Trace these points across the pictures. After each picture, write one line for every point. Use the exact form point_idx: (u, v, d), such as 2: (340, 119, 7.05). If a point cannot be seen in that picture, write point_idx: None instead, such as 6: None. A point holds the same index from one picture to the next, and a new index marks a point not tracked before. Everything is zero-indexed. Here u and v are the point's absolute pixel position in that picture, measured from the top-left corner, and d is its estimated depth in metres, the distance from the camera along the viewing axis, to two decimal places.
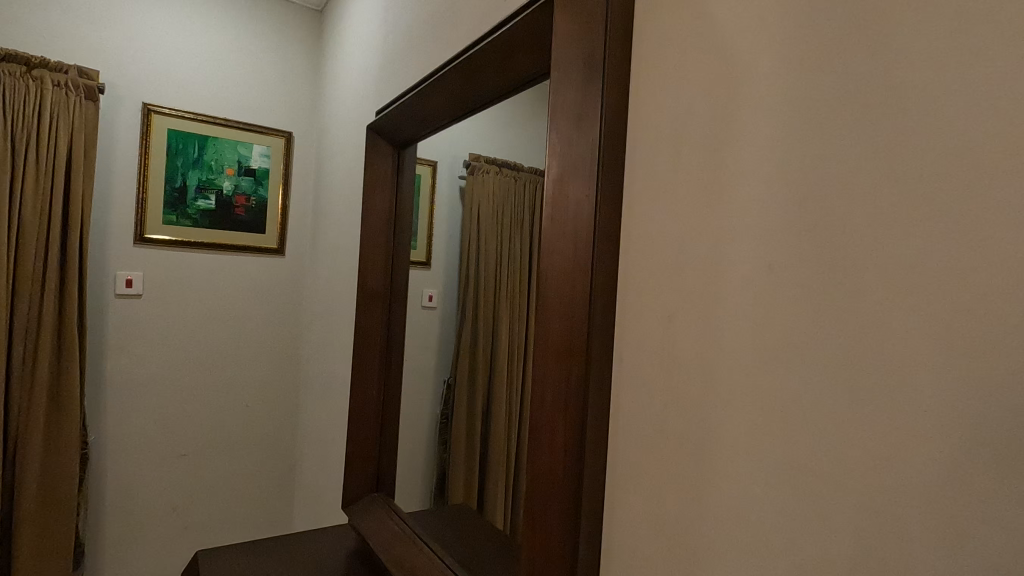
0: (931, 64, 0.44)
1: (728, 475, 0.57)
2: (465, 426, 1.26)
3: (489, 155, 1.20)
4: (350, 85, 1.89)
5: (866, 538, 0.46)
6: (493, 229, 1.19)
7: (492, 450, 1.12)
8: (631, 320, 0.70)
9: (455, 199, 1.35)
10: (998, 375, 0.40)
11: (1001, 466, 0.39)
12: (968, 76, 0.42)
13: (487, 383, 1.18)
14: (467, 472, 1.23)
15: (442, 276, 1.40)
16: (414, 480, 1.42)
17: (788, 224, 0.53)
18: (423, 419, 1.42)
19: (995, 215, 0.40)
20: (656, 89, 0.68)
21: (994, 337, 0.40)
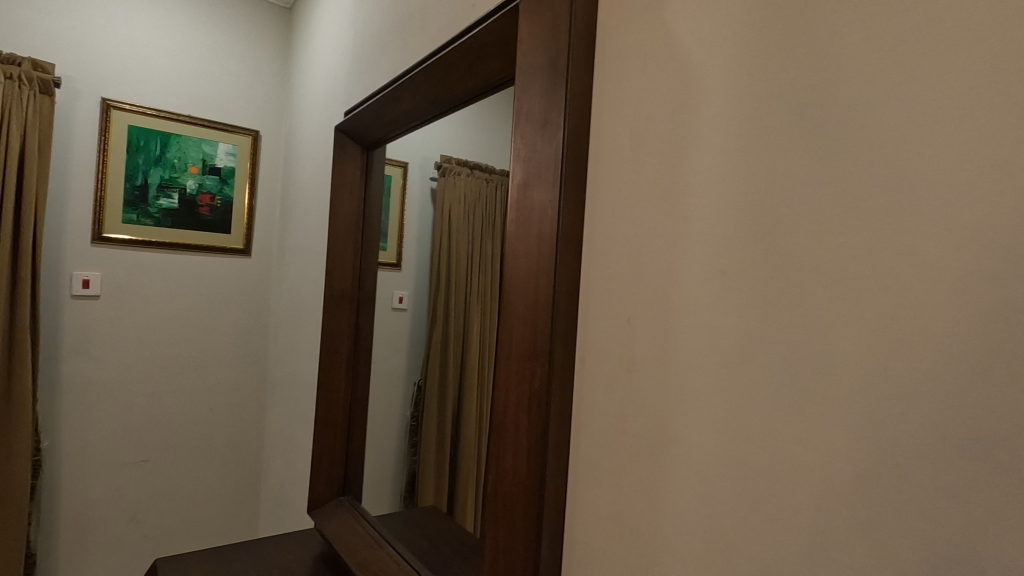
0: (876, 78, 0.47)
1: (682, 475, 0.59)
2: (435, 429, 1.26)
3: (460, 158, 1.20)
4: (319, 84, 1.87)
5: (809, 533, 0.49)
6: (464, 232, 1.20)
7: (462, 452, 1.13)
8: (592, 323, 0.71)
9: (427, 201, 1.35)
10: (936, 375, 0.42)
11: (930, 462, 0.42)
12: (909, 90, 0.44)
13: (456, 386, 1.19)
14: (437, 475, 1.23)
15: (413, 278, 1.41)
16: (383, 484, 1.41)
17: (742, 230, 0.55)
18: (393, 421, 1.42)
19: (923, 227, 0.43)
20: (617, 95, 0.70)
21: (932, 339, 0.42)
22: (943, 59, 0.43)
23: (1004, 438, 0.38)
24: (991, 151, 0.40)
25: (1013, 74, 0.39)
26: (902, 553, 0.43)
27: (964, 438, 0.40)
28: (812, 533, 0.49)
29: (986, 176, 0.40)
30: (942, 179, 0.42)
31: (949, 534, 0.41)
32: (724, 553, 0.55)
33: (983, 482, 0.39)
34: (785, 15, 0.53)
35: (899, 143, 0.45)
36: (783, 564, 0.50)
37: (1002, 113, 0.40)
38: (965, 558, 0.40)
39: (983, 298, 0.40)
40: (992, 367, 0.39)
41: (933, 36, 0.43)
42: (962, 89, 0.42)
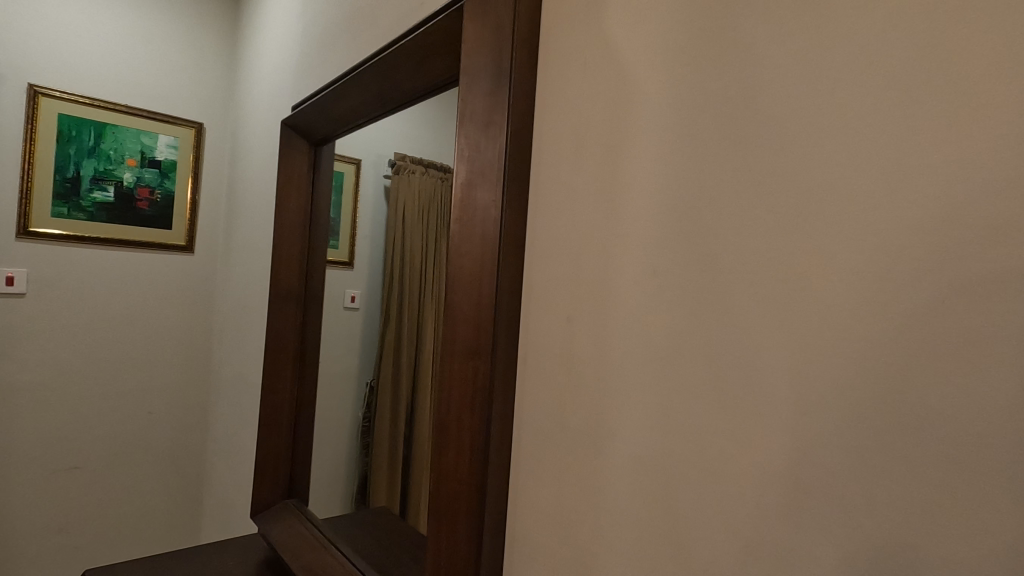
0: (797, 85, 0.48)
1: (616, 469, 0.61)
2: (387, 430, 1.25)
3: (415, 156, 1.19)
4: (266, 77, 1.82)
5: (733, 524, 0.50)
6: (418, 230, 1.19)
7: (415, 451, 1.13)
8: (535, 320, 0.73)
9: (380, 199, 1.33)
10: (843, 372, 0.44)
11: (839, 455, 0.44)
12: (826, 96, 0.46)
13: (409, 386, 1.19)
14: (389, 476, 1.22)
15: (365, 276, 1.39)
16: (333, 486, 1.39)
17: (674, 231, 0.57)
18: (343, 421, 1.41)
19: (831, 232, 0.45)
20: (559, 99, 0.72)
21: (845, 334, 0.44)
22: (856, 66, 0.45)
23: (908, 430, 0.40)
24: (897, 154, 0.42)
25: (918, 80, 0.41)
26: (819, 541, 0.45)
27: (872, 429, 0.42)
28: (738, 524, 0.50)
29: (892, 179, 0.42)
30: (854, 180, 0.44)
31: (854, 522, 0.43)
32: (657, 545, 0.57)
33: (888, 470, 0.41)
34: (715, 20, 0.55)
35: (814, 147, 0.47)
36: (711, 556, 0.52)
37: (907, 118, 0.42)
38: (872, 546, 0.42)
39: (890, 294, 0.42)
40: (898, 360, 0.41)
41: (841, 53, 0.46)
42: (871, 95, 0.44)
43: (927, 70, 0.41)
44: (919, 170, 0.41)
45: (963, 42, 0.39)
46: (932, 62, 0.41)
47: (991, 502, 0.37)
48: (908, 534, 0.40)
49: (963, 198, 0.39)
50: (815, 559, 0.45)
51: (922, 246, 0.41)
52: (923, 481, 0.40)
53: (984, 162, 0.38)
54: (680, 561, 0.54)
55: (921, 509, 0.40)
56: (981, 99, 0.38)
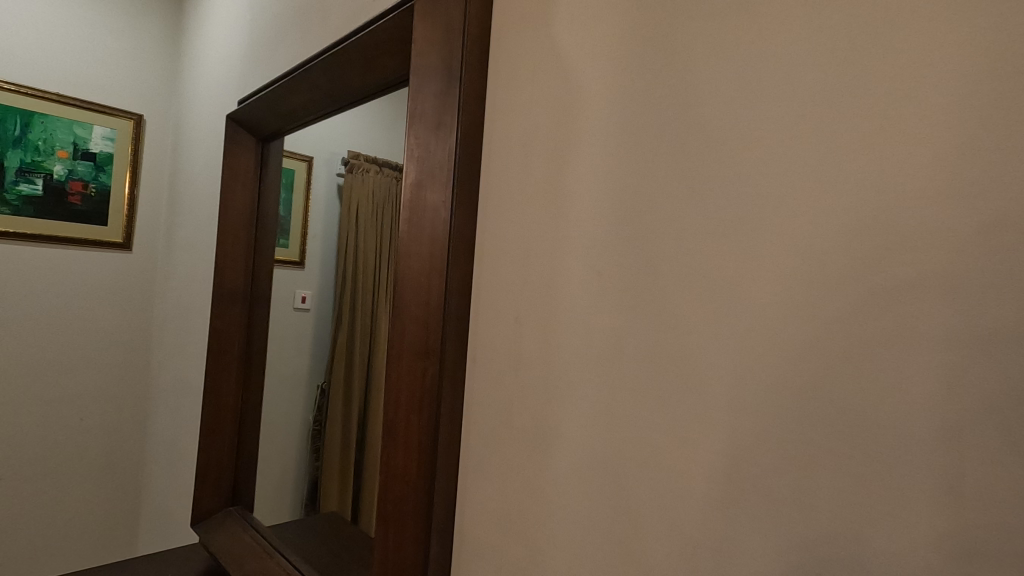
0: (732, 96, 0.50)
1: (562, 467, 0.62)
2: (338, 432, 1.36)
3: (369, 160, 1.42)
4: (212, 69, 1.75)
5: (674, 517, 0.52)
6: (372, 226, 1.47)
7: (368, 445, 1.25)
8: (483, 320, 0.73)
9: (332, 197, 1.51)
10: (772, 371, 0.46)
11: (770, 451, 0.46)
12: (761, 105, 0.48)
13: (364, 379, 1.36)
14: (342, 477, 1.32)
15: (318, 278, 1.50)
16: (283, 488, 1.41)
17: (618, 234, 0.58)
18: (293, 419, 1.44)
19: (764, 238, 0.47)
20: (509, 102, 0.72)
21: (780, 334, 0.46)
22: (789, 77, 0.47)
23: (830, 425, 0.43)
24: (825, 161, 0.44)
25: (843, 95, 0.44)
26: (754, 533, 0.47)
27: (805, 424, 0.44)
28: (678, 516, 0.52)
29: (823, 185, 0.44)
30: (785, 187, 0.46)
31: (783, 514, 0.45)
32: (605, 543, 0.57)
33: (822, 464, 0.43)
34: (659, 28, 0.57)
35: (751, 153, 0.49)
36: (653, 549, 0.53)
37: (833, 130, 0.44)
38: (801, 535, 0.44)
39: (821, 295, 0.44)
40: (828, 358, 0.43)
41: (772, 68, 0.48)
42: (803, 105, 0.46)
43: (852, 83, 0.43)
44: (846, 177, 0.43)
45: (886, 56, 0.42)
46: (858, 74, 0.43)
47: (914, 493, 0.39)
48: (840, 526, 0.42)
49: (886, 203, 0.41)
50: (756, 554, 0.46)
51: (850, 250, 0.43)
52: (853, 473, 0.42)
53: (897, 174, 0.41)
54: (630, 559, 0.55)
55: (852, 501, 0.41)
56: (902, 110, 0.41)
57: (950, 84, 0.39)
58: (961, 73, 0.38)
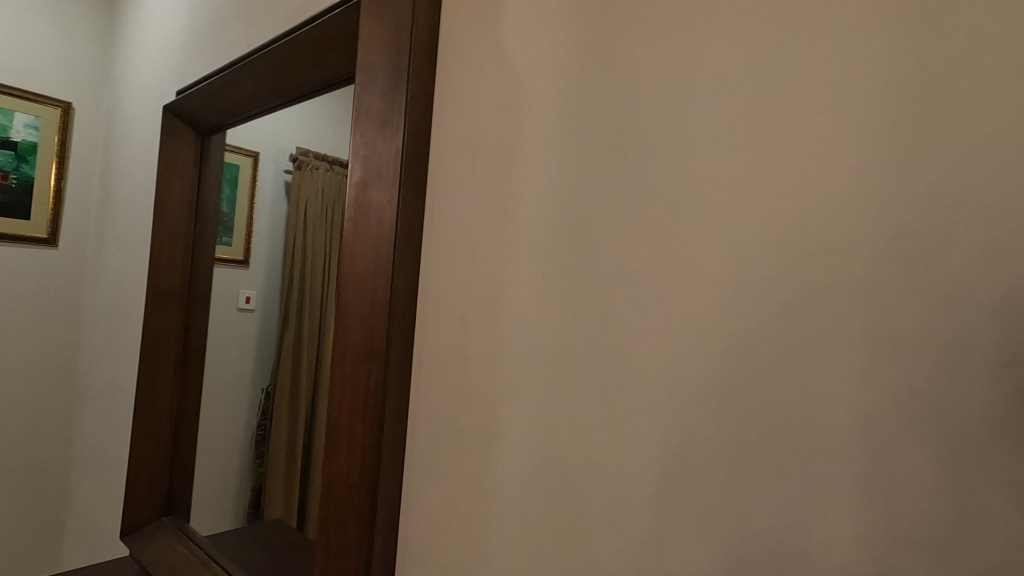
0: (667, 106, 0.52)
1: (505, 467, 0.63)
2: (285, 436, 1.28)
3: (319, 151, 1.25)
4: (150, 57, 1.66)
5: (613, 512, 0.53)
6: (319, 217, 1.30)
7: (314, 450, 1.16)
8: (429, 322, 0.73)
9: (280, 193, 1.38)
10: (703, 371, 0.48)
11: (700, 447, 0.48)
12: (694, 114, 0.50)
13: (311, 382, 1.23)
14: (287, 489, 1.23)
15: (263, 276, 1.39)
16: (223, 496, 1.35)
17: (561, 237, 0.59)
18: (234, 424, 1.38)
19: (697, 242, 0.49)
20: (455, 104, 0.72)
21: (711, 335, 0.48)
22: (720, 88, 0.49)
23: (754, 423, 0.45)
24: (749, 172, 0.46)
25: (767, 108, 0.46)
26: (686, 526, 0.48)
27: (734, 422, 0.46)
28: (616, 512, 0.53)
29: (750, 192, 0.46)
30: (716, 195, 0.48)
31: (712, 506, 0.47)
32: (548, 543, 0.58)
33: (749, 460, 0.45)
34: (601, 36, 0.58)
35: (685, 159, 0.50)
36: (593, 544, 0.54)
37: (759, 141, 0.46)
38: (727, 527, 0.46)
39: (748, 298, 0.46)
40: (754, 358, 0.45)
41: (704, 80, 0.50)
42: (728, 118, 0.48)
43: (775, 97, 0.45)
44: (772, 185, 0.45)
45: (807, 72, 0.44)
46: (782, 89, 0.45)
47: (832, 485, 0.41)
48: (766, 519, 0.44)
49: (807, 209, 0.43)
50: (690, 549, 0.48)
51: (775, 254, 0.45)
52: (777, 468, 0.43)
53: (814, 185, 0.43)
54: (573, 558, 0.56)
55: (777, 494, 0.43)
56: (821, 123, 0.43)
57: (864, 100, 0.41)
58: (871, 93, 0.41)
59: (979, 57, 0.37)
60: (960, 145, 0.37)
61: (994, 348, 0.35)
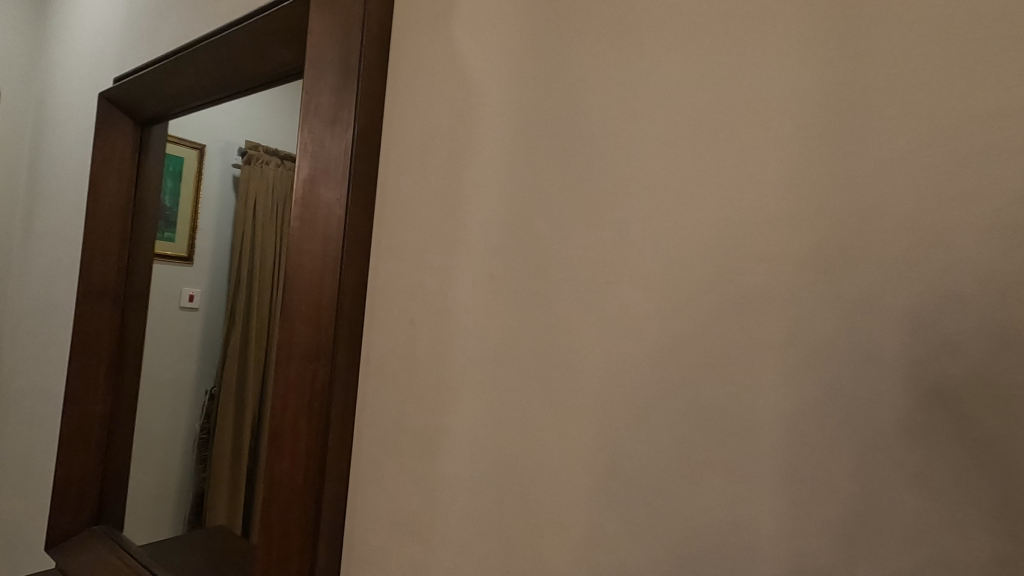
0: (613, 113, 0.53)
1: (452, 466, 0.63)
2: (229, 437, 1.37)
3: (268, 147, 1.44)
4: (86, 40, 1.56)
5: (555, 509, 0.54)
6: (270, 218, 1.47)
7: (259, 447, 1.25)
8: (378, 321, 0.72)
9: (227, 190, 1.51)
10: (643, 371, 0.49)
11: (640, 444, 0.49)
12: (639, 121, 0.51)
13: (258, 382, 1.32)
14: (229, 489, 1.28)
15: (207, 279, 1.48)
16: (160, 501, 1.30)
17: (510, 238, 0.60)
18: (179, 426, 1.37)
19: (638, 245, 0.50)
20: (407, 103, 0.72)
21: (653, 338, 0.49)
22: (662, 96, 0.50)
23: (689, 421, 0.46)
24: (687, 178, 0.48)
25: (706, 118, 0.48)
26: (624, 521, 0.49)
27: (671, 420, 0.47)
28: (559, 508, 0.54)
29: (690, 197, 0.48)
30: (658, 200, 0.50)
31: (649, 501, 0.48)
32: (494, 543, 0.58)
33: (688, 459, 0.46)
34: (549, 43, 0.59)
35: (630, 165, 0.52)
36: (536, 542, 0.55)
37: (698, 149, 0.48)
38: (663, 521, 0.47)
39: (687, 301, 0.47)
40: (691, 359, 0.47)
41: (648, 89, 0.51)
42: (668, 127, 0.50)
43: (713, 108, 0.47)
44: (709, 191, 0.47)
45: (744, 84, 0.46)
46: (720, 100, 0.47)
47: (762, 482, 0.43)
48: (702, 515, 0.45)
49: (739, 217, 0.45)
50: (632, 549, 0.49)
51: (711, 258, 0.46)
52: (712, 466, 0.45)
53: (747, 192, 0.45)
54: (517, 555, 0.57)
55: (713, 492, 0.45)
56: (755, 134, 0.45)
57: (792, 114, 0.43)
58: (800, 107, 0.43)
59: (894, 79, 0.39)
60: (877, 158, 0.40)
61: (906, 351, 0.38)
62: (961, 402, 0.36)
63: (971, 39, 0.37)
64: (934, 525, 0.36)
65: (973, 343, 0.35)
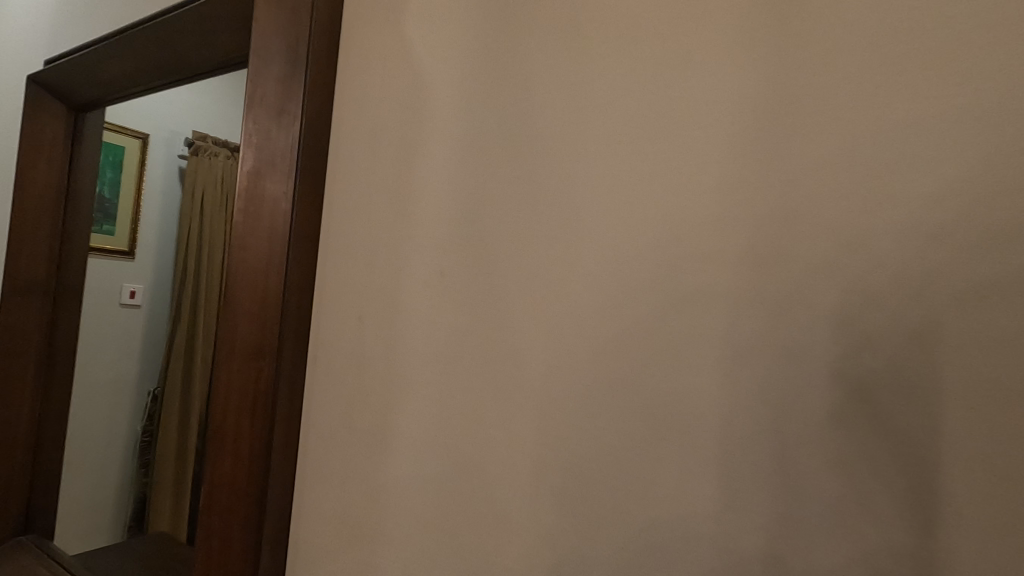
0: (561, 111, 0.54)
1: (399, 463, 0.62)
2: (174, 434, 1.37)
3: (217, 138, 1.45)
4: (12, 17, 1.46)
5: (500, 503, 0.54)
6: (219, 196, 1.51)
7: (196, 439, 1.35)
8: (326, 317, 0.70)
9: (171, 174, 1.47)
10: (586, 365, 0.50)
11: (581, 438, 0.50)
12: (587, 120, 0.52)
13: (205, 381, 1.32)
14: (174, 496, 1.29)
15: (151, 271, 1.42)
16: (94, 506, 1.29)
17: (460, 233, 0.60)
18: (118, 424, 1.35)
19: (582, 243, 0.51)
20: (357, 97, 0.71)
21: (597, 334, 0.50)
22: (609, 95, 0.51)
23: (628, 413, 0.47)
24: (631, 177, 0.49)
25: (650, 119, 0.48)
26: (566, 512, 0.50)
27: (613, 414, 0.48)
28: (504, 503, 0.54)
29: (634, 195, 0.49)
30: (603, 197, 0.50)
31: (588, 493, 0.49)
32: (441, 542, 0.58)
33: (628, 451, 0.47)
34: (501, 40, 0.59)
35: (577, 163, 0.52)
36: (479, 535, 0.55)
37: (641, 149, 0.49)
38: (602, 511, 0.48)
39: (629, 296, 0.48)
40: (632, 355, 0.48)
41: (594, 87, 0.52)
42: (613, 126, 0.50)
43: (657, 108, 0.48)
44: (651, 190, 0.48)
45: (686, 86, 0.47)
46: (662, 101, 0.48)
47: (694, 471, 0.44)
48: (639, 506, 0.46)
49: (679, 216, 0.46)
50: (572, 539, 0.50)
51: (651, 255, 0.47)
52: (650, 457, 0.46)
53: (684, 192, 0.46)
54: (460, 549, 0.57)
55: (650, 481, 0.46)
56: (696, 134, 0.46)
57: (728, 116, 0.45)
58: (737, 110, 0.44)
59: (821, 86, 0.41)
60: (804, 160, 0.41)
61: (827, 345, 0.39)
62: (874, 394, 0.38)
63: (893, 51, 0.39)
64: (845, 507, 0.38)
65: (887, 339, 0.38)
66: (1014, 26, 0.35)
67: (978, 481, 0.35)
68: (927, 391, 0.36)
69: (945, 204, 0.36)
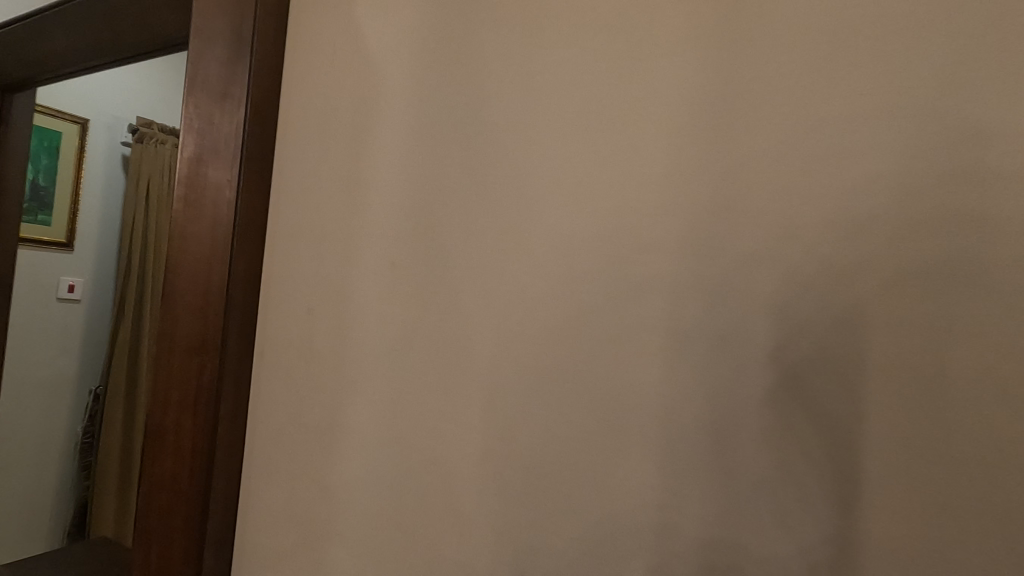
0: (513, 103, 0.53)
1: (348, 458, 0.61)
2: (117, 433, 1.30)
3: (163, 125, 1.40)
4: None
5: (450, 496, 0.54)
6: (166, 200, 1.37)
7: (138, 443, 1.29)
8: (274, 311, 0.68)
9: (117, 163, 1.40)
10: (536, 358, 0.50)
11: (531, 431, 0.50)
12: (540, 110, 0.51)
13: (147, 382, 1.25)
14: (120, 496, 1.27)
15: (91, 264, 1.35)
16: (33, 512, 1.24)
17: (411, 224, 0.59)
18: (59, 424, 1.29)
19: (533, 235, 0.51)
20: (306, 83, 0.68)
21: (548, 325, 0.49)
22: (560, 88, 0.51)
23: (578, 406, 0.47)
24: (582, 169, 0.49)
25: (601, 112, 0.48)
26: (515, 503, 0.50)
27: (563, 406, 0.48)
28: (454, 496, 0.54)
29: (584, 189, 0.49)
30: (553, 190, 0.50)
31: (538, 484, 0.49)
32: (391, 538, 0.57)
33: (577, 442, 0.47)
34: (453, 29, 0.58)
35: (529, 154, 0.52)
36: (430, 529, 0.55)
37: (592, 141, 0.49)
38: (550, 502, 0.48)
39: (579, 288, 0.48)
40: (581, 346, 0.48)
41: (546, 80, 0.52)
42: (564, 119, 0.50)
43: (607, 102, 0.48)
44: (601, 183, 0.48)
45: (636, 79, 0.47)
46: (613, 96, 0.48)
47: (639, 461, 0.45)
48: (587, 495, 0.47)
49: (628, 208, 0.46)
50: (521, 529, 0.50)
51: (601, 247, 0.47)
52: (598, 446, 0.46)
53: (633, 185, 0.46)
54: (411, 543, 0.56)
55: (598, 471, 0.46)
56: (645, 128, 0.46)
57: (676, 110, 0.45)
58: (685, 104, 0.45)
59: (763, 84, 0.42)
60: (746, 155, 0.42)
61: (767, 336, 0.40)
62: (810, 383, 0.39)
63: (832, 48, 0.40)
64: (779, 491, 0.39)
65: (822, 330, 0.39)
66: (940, 30, 0.37)
67: (904, 464, 0.36)
68: (859, 380, 0.38)
69: (877, 199, 0.38)
